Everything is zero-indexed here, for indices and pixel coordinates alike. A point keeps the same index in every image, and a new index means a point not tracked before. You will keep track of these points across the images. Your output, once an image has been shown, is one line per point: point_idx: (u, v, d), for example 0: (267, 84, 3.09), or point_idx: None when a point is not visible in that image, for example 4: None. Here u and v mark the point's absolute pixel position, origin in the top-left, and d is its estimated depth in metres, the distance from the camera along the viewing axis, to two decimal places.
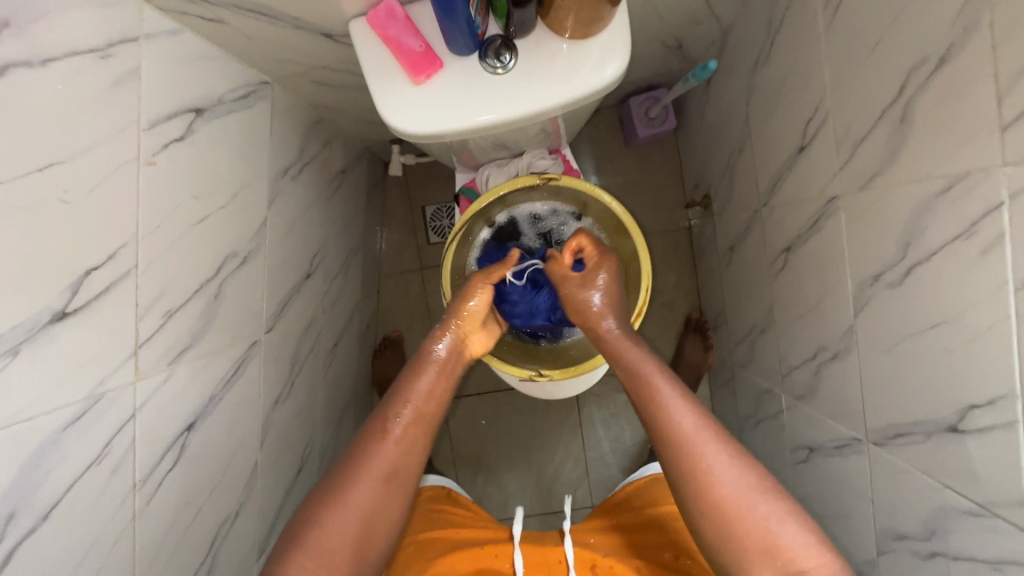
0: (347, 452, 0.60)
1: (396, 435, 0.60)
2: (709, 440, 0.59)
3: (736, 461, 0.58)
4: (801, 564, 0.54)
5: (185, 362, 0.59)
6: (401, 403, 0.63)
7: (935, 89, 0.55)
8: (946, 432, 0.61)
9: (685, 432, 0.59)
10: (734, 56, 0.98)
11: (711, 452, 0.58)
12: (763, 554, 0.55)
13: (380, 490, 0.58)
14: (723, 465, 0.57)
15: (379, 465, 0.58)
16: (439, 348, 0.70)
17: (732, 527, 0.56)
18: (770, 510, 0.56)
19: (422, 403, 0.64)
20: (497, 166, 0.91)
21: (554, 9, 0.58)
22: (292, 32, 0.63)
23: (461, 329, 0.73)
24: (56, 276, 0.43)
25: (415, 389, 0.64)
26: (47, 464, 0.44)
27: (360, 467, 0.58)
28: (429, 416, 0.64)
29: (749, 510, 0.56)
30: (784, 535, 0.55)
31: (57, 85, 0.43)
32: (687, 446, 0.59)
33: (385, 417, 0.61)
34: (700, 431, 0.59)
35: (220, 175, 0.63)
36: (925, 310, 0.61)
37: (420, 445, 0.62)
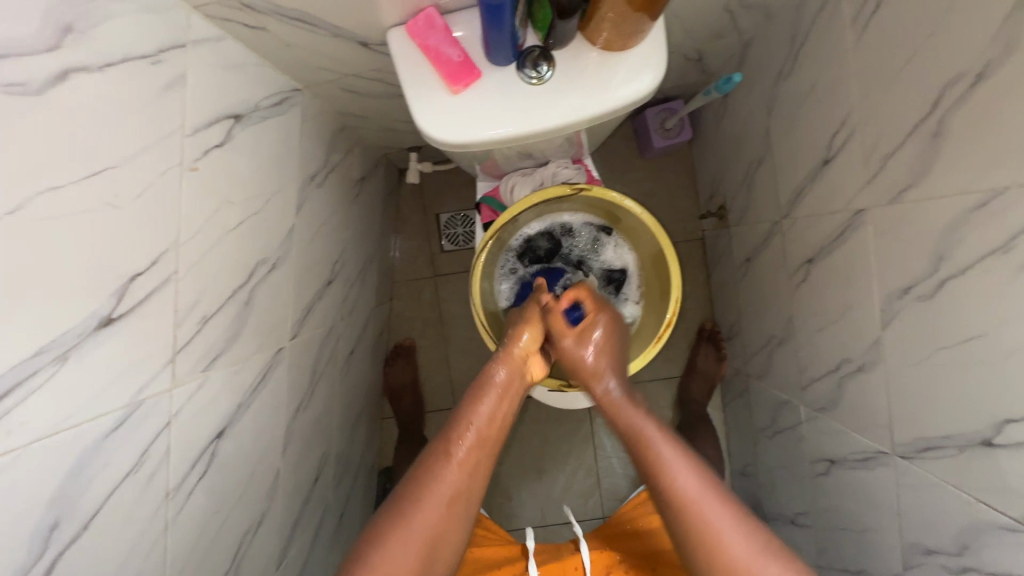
0: (413, 473, 0.63)
1: (460, 456, 0.63)
2: (712, 502, 0.61)
3: (744, 523, 0.60)
4: None
5: (217, 369, 0.59)
6: (464, 425, 0.66)
7: (972, 105, 0.55)
8: (980, 446, 0.61)
9: (692, 499, 0.61)
10: (756, 68, 0.99)
11: (710, 510, 0.61)
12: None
13: (445, 512, 0.61)
14: (730, 527, 0.60)
15: (445, 485, 0.61)
16: (500, 374, 0.72)
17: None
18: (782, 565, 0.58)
19: (483, 426, 0.67)
20: (521, 175, 0.91)
21: (595, 21, 0.58)
22: (329, 40, 0.63)
23: (524, 350, 0.75)
24: (103, 280, 0.43)
25: (478, 413, 0.67)
26: (89, 471, 0.43)
27: (426, 488, 0.61)
28: (489, 441, 0.67)
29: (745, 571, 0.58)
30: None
31: (111, 89, 0.43)
32: (696, 512, 0.61)
33: (450, 438, 0.64)
34: (707, 500, 0.61)
35: (253, 181, 0.63)
36: (959, 323, 0.61)
37: (482, 468, 0.64)
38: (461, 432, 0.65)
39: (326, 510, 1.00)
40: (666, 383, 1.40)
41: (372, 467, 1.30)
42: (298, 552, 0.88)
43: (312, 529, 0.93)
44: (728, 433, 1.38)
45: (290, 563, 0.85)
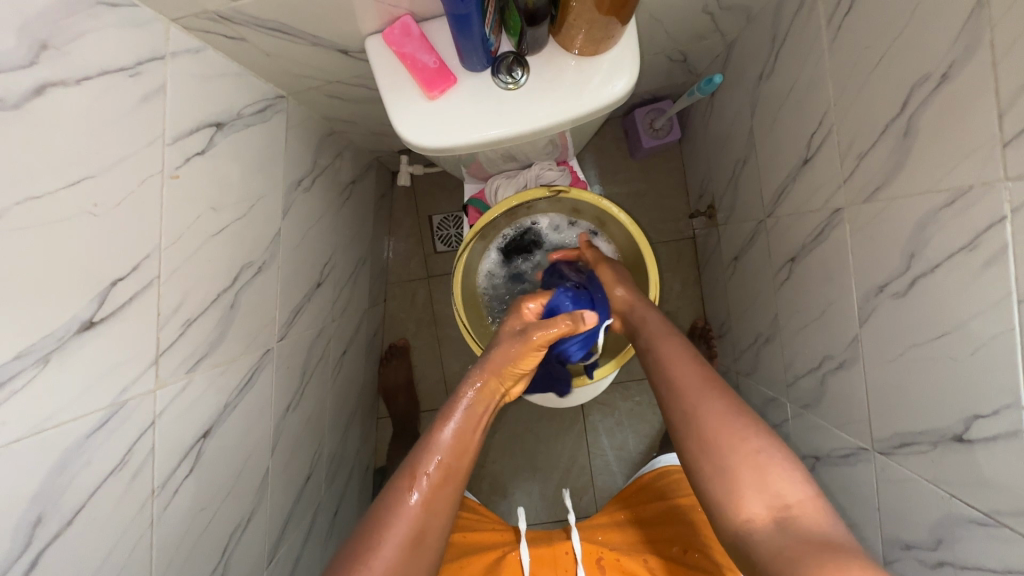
0: (373, 511, 0.59)
1: (424, 490, 0.60)
2: (696, 381, 0.65)
3: (730, 404, 0.61)
4: (796, 507, 0.52)
5: (202, 370, 0.60)
6: (428, 459, 0.63)
7: (937, 104, 0.56)
8: (953, 441, 0.61)
9: (687, 385, 0.64)
10: (738, 68, 0.99)
11: (693, 386, 0.64)
12: (754, 485, 0.54)
13: (406, 553, 0.56)
14: (710, 402, 0.62)
15: (405, 526, 0.57)
16: (472, 394, 0.71)
17: (728, 462, 0.57)
18: (757, 443, 0.57)
19: (450, 459, 0.64)
20: (505, 177, 0.92)
21: (565, 27, 0.59)
22: (309, 49, 0.65)
23: (503, 375, 0.75)
24: (84, 286, 0.44)
25: (443, 443, 0.64)
26: (73, 470, 0.45)
27: (388, 522, 0.57)
28: (457, 473, 0.64)
29: (750, 453, 0.56)
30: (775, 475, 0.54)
31: (89, 102, 0.44)
32: (687, 394, 0.63)
33: (413, 472, 0.61)
34: (699, 385, 0.64)
35: (237, 186, 0.65)
36: (930, 320, 0.62)
37: (447, 504, 0.61)
38: (426, 466, 0.62)
39: (319, 507, 1.02)
40: None
41: (366, 466, 1.31)
42: (289, 550, 0.90)
43: (303, 528, 0.95)
44: None
45: (280, 560, 0.87)
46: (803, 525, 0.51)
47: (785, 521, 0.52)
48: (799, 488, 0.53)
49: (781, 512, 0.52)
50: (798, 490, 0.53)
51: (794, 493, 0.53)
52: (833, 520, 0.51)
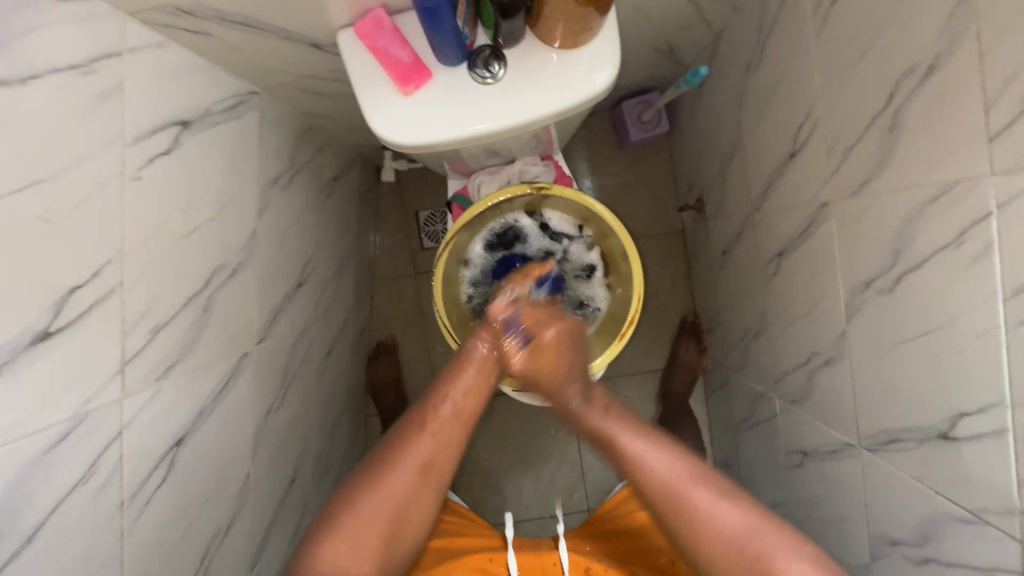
0: (389, 437, 0.66)
1: (434, 427, 0.66)
2: (693, 487, 0.64)
3: (726, 499, 0.63)
4: None
5: (173, 377, 0.59)
6: (442, 398, 0.68)
7: (922, 98, 0.55)
8: (938, 439, 0.61)
9: (669, 483, 0.65)
10: (726, 59, 0.97)
11: (705, 506, 0.63)
12: None
13: (416, 478, 0.64)
14: (716, 504, 0.63)
15: (415, 454, 0.64)
16: (484, 349, 0.72)
17: (737, 569, 0.60)
18: (774, 544, 0.60)
19: (461, 397, 0.69)
20: (488, 173, 0.90)
21: (543, 19, 0.57)
22: (279, 42, 0.63)
23: (501, 330, 0.72)
24: (40, 296, 0.43)
25: (461, 384, 0.69)
26: (33, 484, 0.43)
27: (400, 452, 0.64)
28: (469, 411, 0.69)
29: (751, 555, 0.60)
30: (790, 569, 0.59)
31: (40, 102, 0.42)
32: (674, 492, 0.64)
33: (427, 407, 0.67)
34: (681, 484, 0.65)
35: (208, 187, 0.63)
36: (915, 317, 0.61)
37: (457, 440, 0.67)
38: (438, 404, 0.67)
39: (305, 509, 1.01)
40: (648, 376, 1.41)
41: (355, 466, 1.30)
42: (274, 554, 0.89)
43: (289, 530, 0.94)
44: (710, 424, 1.39)
45: (265, 565, 0.86)
46: None
47: None
48: (818, 572, 0.58)
49: None
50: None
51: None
52: None
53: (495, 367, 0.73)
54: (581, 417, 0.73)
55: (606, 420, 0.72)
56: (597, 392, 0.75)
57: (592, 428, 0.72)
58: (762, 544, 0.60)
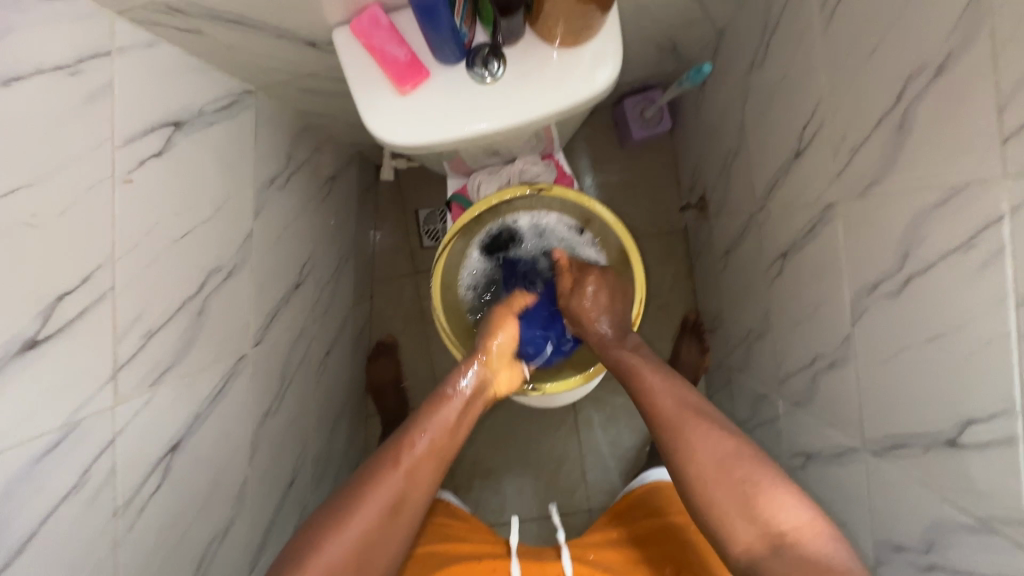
0: (359, 474, 0.61)
1: (407, 464, 0.61)
2: (691, 416, 0.65)
3: (725, 430, 0.63)
4: (804, 538, 0.55)
5: (167, 382, 0.58)
6: (418, 432, 0.64)
7: (932, 97, 0.54)
8: (945, 445, 0.60)
9: (671, 412, 0.66)
10: (729, 56, 0.96)
11: (697, 429, 0.63)
12: (744, 517, 0.58)
13: (385, 521, 0.58)
14: (710, 436, 0.63)
15: (384, 495, 0.59)
16: (466, 385, 0.71)
17: (717, 489, 0.60)
18: (764, 473, 0.60)
19: (439, 432, 0.65)
20: (487, 173, 0.89)
21: (543, 18, 0.56)
22: (273, 41, 0.62)
23: (487, 366, 0.74)
24: (28, 303, 0.42)
25: (437, 417, 0.66)
26: (22, 495, 0.43)
27: (366, 492, 0.59)
28: (445, 449, 0.65)
29: (738, 480, 0.59)
30: (777, 504, 0.57)
31: (24, 103, 0.41)
32: (671, 420, 0.65)
33: (401, 443, 0.63)
34: (682, 414, 0.65)
35: (202, 188, 0.62)
36: (922, 320, 0.60)
37: (431, 479, 0.62)
38: (413, 439, 0.63)
39: (304, 510, 1.00)
40: None
41: (356, 466, 1.30)
42: (273, 556, 0.88)
43: (289, 532, 0.93)
44: None
45: (264, 568, 0.85)
46: (801, 553, 0.54)
47: (778, 547, 0.55)
48: (805, 513, 0.56)
49: (774, 540, 0.56)
50: (794, 517, 0.56)
51: (791, 520, 0.56)
52: (836, 549, 0.54)
53: (471, 404, 0.71)
54: (608, 348, 0.77)
55: (633, 356, 0.74)
56: (631, 336, 0.78)
57: (615, 363, 0.75)
58: (749, 475, 0.59)
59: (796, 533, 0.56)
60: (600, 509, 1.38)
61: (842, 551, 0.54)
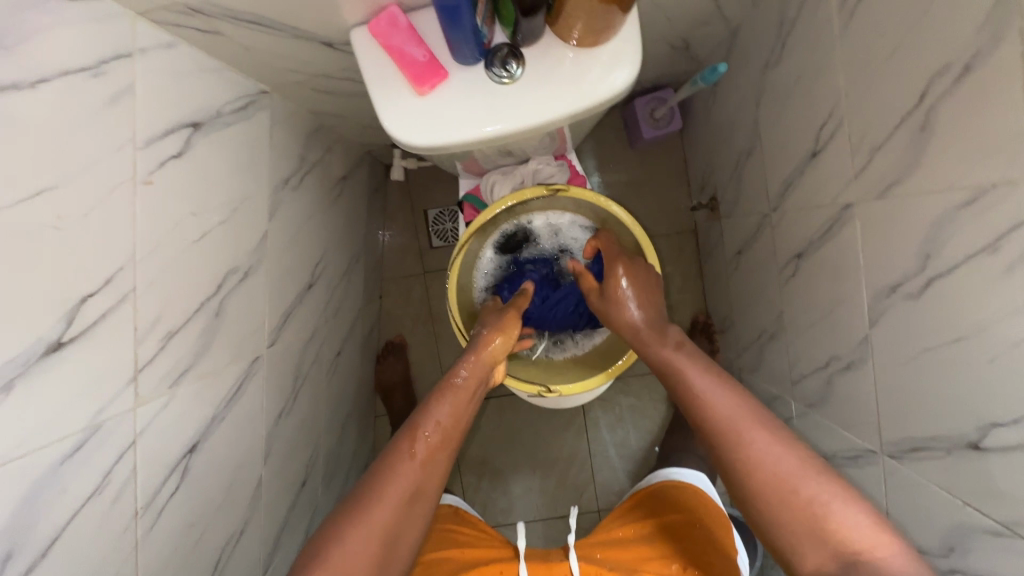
0: (376, 462, 0.60)
1: (421, 453, 0.61)
2: (749, 423, 0.61)
3: (784, 439, 0.60)
4: (878, 552, 0.52)
5: (185, 384, 0.58)
6: (429, 423, 0.64)
7: (957, 97, 0.53)
8: (967, 448, 0.59)
9: (725, 416, 0.63)
10: (743, 55, 0.95)
11: (758, 439, 0.60)
12: (814, 535, 0.54)
13: (404, 509, 0.57)
14: (772, 447, 0.59)
15: (400, 484, 0.58)
16: (464, 375, 0.71)
17: (785, 505, 0.56)
18: (832, 486, 0.56)
19: (446, 423, 0.65)
20: (501, 174, 0.89)
21: (563, 17, 0.55)
22: (291, 41, 0.61)
23: (492, 354, 0.75)
24: (52, 305, 0.42)
25: (444, 410, 0.66)
26: (47, 497, 0.43)
27: (384, 484, 0.57)
28: (452, 439, 0.65)
29: (805, 497, 0.56)
30: (844, 518, 0.54)
31: (49, 105, 0.41)
32: (728, 426, 0.62)
33: (413, 434, 0.62)
34: (738, 419, 0.62)
35: (219, 189, 0.62)
36: (944, 323, 0.59)
37: (442, 469, 0.62)
38: (423, 428, 0.63)
39: (316, 510, 1.00)
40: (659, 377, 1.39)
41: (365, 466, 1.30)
42: (285, 557, 0.88)
43: (301, 532, 0.93)
44: None
45: (277, 568, 0.85)
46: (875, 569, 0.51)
47: (850, 565, 0.52)
48: (876, 528, 0.53)
49: (847, 557, 0.53)
50: (866, 533, 0.53)
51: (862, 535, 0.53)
52: (911, 565, 0.51)
53: (474, 397, 0.71)
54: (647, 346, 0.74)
55: (677, 355, 0.71)
56: (671, 329, 0.74)
57: (658, 361, 0.72)
58: (815, 488, 0.56)
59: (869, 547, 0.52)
60: (609, 509, 1.38)
61: (915, 564, 0.51)
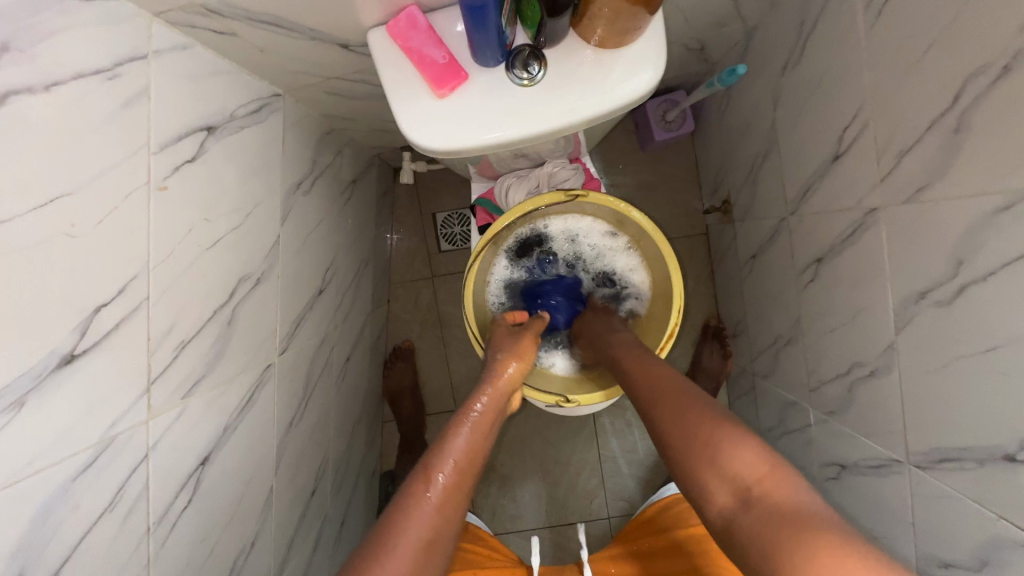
0: (386, 510, 0.53)
1: (438, 494, 0.54)
2: (666, 389, 0.61)
3: (695, 395, 0.58)
4: (771, 485, 0.47)
5: (198, 394, 0.56)
6: (440, 458, 0.57)
7: (995, 99, 0.51)
8: (1001, 460, 0.58)
9: (648, 389, 0.63)
10: (761, 56, 0.94)
11: (669, 398, 0.59)
12: (712, 476, 0.50)
13: (421, 561, 0.50)
14: (678, 403, 0.58)
15: (416, 530, 0.51)
16: (479, 407, 0.65)
17: (685, 456, 0.53)
18: (730, 424, 0.53)
19: (462, 458, 0.58)
20: (517, 177, 0.87)
21: (588, 18, 0.54)
22: (306, 43, 0.60)
23: (511, 382, 0.71)
24: (65, 317, 0.40)
25: (456, 445, 0.59)
26: (58, 517, 0.41)
27: (399, 531, 0.50)
28: (467, 479, 0.58)
29: (701, 443, 0.52)
30: (737, 455, 0.49)
31: (62, 109, 0.39)
32: (651, 397, 0.62)
33: (426, 474, 0.55)
34: (659, 387, 0.62)
35: (233, 194, 0.60)
36: (978, 331, 0.58)
37: (458, 512, 0.55)
38: (438, 469, 0.56)
39: (325, 519, 0.98)
40: None
41: (373, 472, 1.28)
42: (296, 567, 0.87)
43: (311, 541, 0.92)
44: None
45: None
46: (766, 503, 0.46)
47: (749, 502, 0.47)
48: (765, 460, 0.48)
49: (744, 494, 0.47)
50: (758, 466, 0.48)
51: (756, 470, 0.48)
52: (811, 495, 0.45)
53: (490, 431, 0.65)
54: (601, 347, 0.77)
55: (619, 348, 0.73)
56: (619, 332, 0.77)
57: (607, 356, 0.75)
58: (706, 428, 0.53)
59: (760, 481, 0.47)
60: (619, 516, 1.36)
61: (813, 492, 0.46)
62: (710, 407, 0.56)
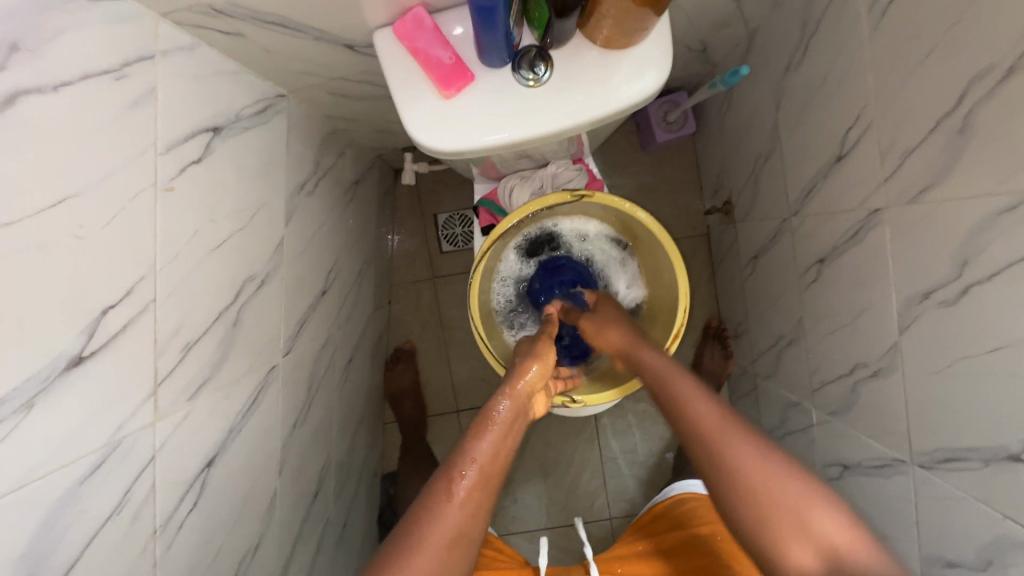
0: (409, 513, 0.53)
1: (461, 496, 0.54)
2: (729, 433, 0.57)
3: (761, 444, 0.56)
4: (851, 551, 0.50)
5: (204, 396, 0.56)
6: (467, 459, 0.57)
7: (1000, 100, 0.52)
8: (1006, 460, 0.58)
9: (709, 428, 0.58)
10: (763, 57, 0.94)
11: (738, 447, 0.56)
12: (798, 537, 0.52)
13: (443, 561, 0.51)
14: (751, 454, 0.55)
15: (442, 530, 0.52)
16: (502, 408, 0.64)
17: (764, 516, 0.53)
18: (808, 483, 0.54)
19: (486, 460, 0.57)
20: (520, 177, 0.87)
21: (595, 19, 0.54)
22: (312, 43, 0.60)
23: (531, 384, 0.69)
24: (73, 319, 0.40)
25: (480, 446, 0.58)
26: (66, 520, 0.41)
27: (421, 532, 0.51)
28: (493, 479, 0.57)
29: (784, 505, 0.53)
30: (822, 519, 0.52)
31: (70, 110, 0.39)
32: (713, 439, 0.57)
33: (450, 474, 0.55)
34: (722, 428, 0.57)
35: (237, 195, 0.60)
36: (982, 331, 0.58)
37: (484, 512, 0.55)
38: (461, 470, 0.55)
39: (328, 521, 0.98)
40: None
41: (375, 474, 1.28)
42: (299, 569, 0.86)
43: (314, 544, 0.91)
44: None
45: None
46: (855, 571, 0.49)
47: (837, 564, 0.50)
48: (848, 527, 0.51)
49: (830, 555, 0.51)
50: (845, 533, 0.51)
51: (840, 533, 0.51)
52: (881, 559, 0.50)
53: (516, 430, 0.64)
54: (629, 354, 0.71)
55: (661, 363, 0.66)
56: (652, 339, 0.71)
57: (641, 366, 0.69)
58: (788, 492, 0.53)
59: (850, 548, 0.50)
60: (621, 517, 1.36)
61: (885, 555, 0.51)
62: (788, 466, 0.55)
